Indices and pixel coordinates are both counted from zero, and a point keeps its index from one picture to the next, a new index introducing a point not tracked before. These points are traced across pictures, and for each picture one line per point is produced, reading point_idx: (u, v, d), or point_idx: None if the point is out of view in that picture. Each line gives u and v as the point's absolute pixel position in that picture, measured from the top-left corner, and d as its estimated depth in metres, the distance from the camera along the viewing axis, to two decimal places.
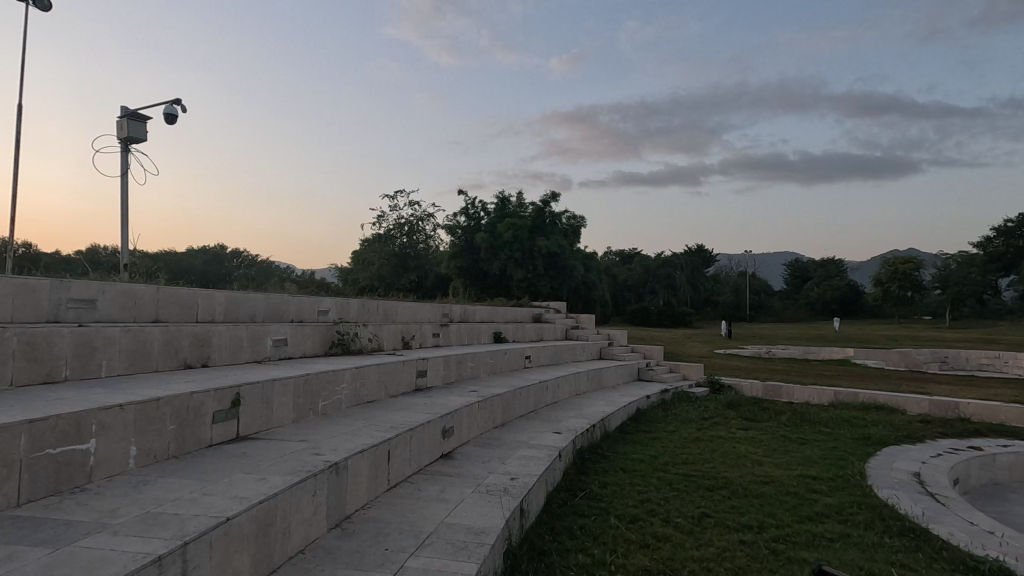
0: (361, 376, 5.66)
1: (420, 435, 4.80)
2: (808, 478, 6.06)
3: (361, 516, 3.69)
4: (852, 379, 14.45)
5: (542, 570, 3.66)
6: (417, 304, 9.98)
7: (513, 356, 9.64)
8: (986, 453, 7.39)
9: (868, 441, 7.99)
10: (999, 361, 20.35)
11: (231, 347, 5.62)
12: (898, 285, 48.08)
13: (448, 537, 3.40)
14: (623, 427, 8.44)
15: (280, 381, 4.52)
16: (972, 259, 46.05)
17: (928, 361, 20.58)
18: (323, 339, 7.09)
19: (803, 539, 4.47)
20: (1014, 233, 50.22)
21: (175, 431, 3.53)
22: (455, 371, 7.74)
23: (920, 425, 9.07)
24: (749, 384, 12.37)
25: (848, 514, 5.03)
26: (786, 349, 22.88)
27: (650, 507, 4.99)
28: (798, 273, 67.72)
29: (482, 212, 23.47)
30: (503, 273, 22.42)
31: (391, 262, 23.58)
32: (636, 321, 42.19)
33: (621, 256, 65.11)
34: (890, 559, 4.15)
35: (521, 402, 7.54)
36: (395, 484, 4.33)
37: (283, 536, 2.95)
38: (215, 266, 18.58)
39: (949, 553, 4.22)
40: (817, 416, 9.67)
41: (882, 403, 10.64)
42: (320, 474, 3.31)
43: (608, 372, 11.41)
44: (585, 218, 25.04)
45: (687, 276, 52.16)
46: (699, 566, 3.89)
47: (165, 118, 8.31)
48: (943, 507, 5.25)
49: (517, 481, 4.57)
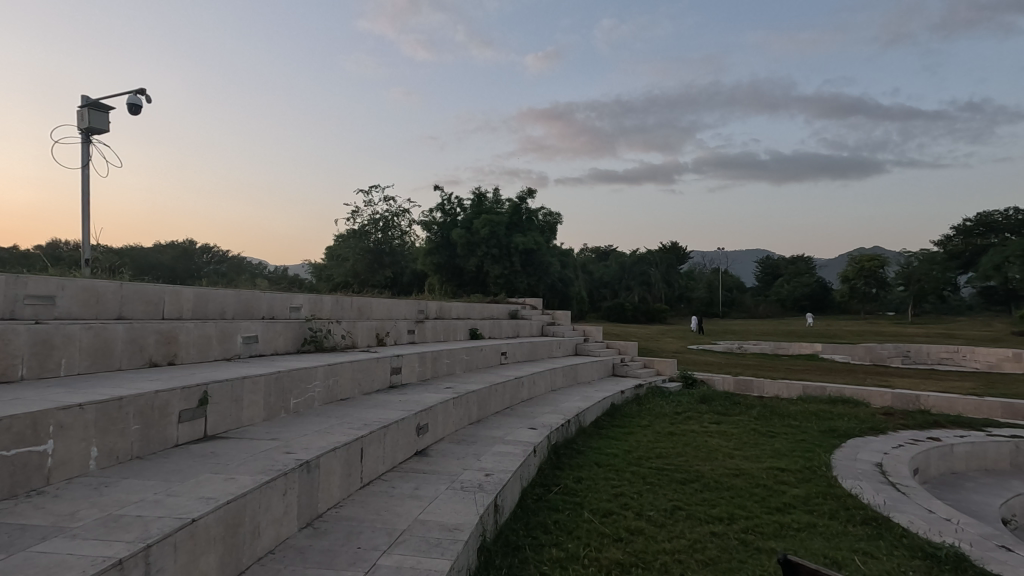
0: (334, 373, 5.59)
1: (394, 433, 4.77)
2: (776, 470, 6.21)
3: (333, 514, 3.64)
4: (820, 373, 14.85)
5: (516, 565, 3.68)
6: (392, 301, 9.90)
7: (488, 352, 9.63)
8: (944, 444, 7.67)
9: (834, 434, 8.23)
10: (958, 354, 21.23)
11: (199, 344, 5.49)
12: (863, 282, 49.70)
13: (422, 534, 3.38)
14: (598, 422, 8.52)
15: (251, 378, 4.43)
16: (933, 258, 47.77)
17: (891, 356, 21.36)
18: (295, 336, 6.97)
19: (771, 529, 4.58)
20: (972, 233, 52.39)
21: (138, 431, 3.43)
22: (430, 368, 7.69)
23: (884, 418, 9.38)
24: (721, 379, 12.61)
25: (814, 504, 5.18)
26: (757, 344, 23.42)
27: (624, 500, 5.05)
28: (769, 270, 69.38)
29: (459, 208, 23.39)
30: (480, 270, 22.39)
31: (366, 258, 23.30)
32: (612, 318, 42.73)
33: (597, 253, 65.54)
34: (854, 547, 4.28)
35: (496, 398, 7.54)
36: (369, 482, 4.29)
37: (252, 536, 2.90)
38: (183, 261, 18.09)
39: (908, 540, 4.38)
40: (786, 410, 9.91)
41: (847, 396, 10.97)
42: (291, 474, 3.26)
43: (584, 368, 11.50)
44: (562, 215, 25.13)
45: (662, 273, 52.90)
46: (671, 558, 3.95)
47: (128, 108, 8.04)
48: (903, 496, 5.45)
49: (491, 477, 4.58)
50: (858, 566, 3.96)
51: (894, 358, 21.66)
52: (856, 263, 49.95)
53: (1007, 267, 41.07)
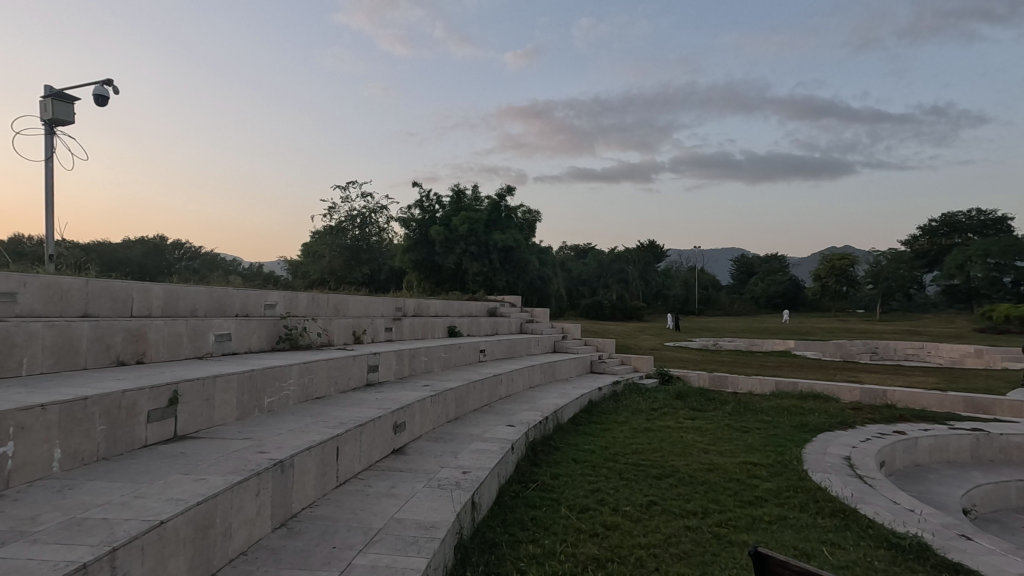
0: (310, 371, 5.52)
1: (371, 431, 4.73)
2: (749, 464, 6.34)
3: (308, 514, 3.60)
4: (792, 369, 15.22)
5: (492, 562, 3.68)
6: (369, 298, 9.80)
7: (467, 350, 9.62)
8: (909, 437, 7.92)
9: (805, 428, 8.43)
10: (923, 350, 21.99)
11: (169, 343, 5.36)
12: (834, 280, 51.05)
13: (398, 533, 3.36)
14: (576, 419, 8.58)
15: (223, 377, 4.34)
16: (900, 257, 49.23)
17: (860, 352, 21.99)
18: (269, 334, 6.86)
19: (744, 522, 4.67)
20: (937, 233, 54.18)
21: (104, 431, 3.34)
22: (408, 365, 7.65)
23: (852, 412, 9.65)
24: (696, 375, 12.82)
25: (785, 498, 5.30)
26: (732, 341, 23.86)
27: (600, 496, 5.09)
28: (744, 268, 70.74)
29: (437, 205, 23.29)
30: (459, 267, 22.35)
31: (343, 255, 23.02)
32: (591, 315, 43.15)
33: (575, 251, 65.92)
34: (822, 538, 4.40)
35: (474, 396, 7.54)
36: (344, 481, 4.25)
37: (223, 538, 2.84)
38: (154, 256, 17.64)
39: (874, 531, 4.51)
40: (759, 405, 10.12)
41: (818, 391, 11.26)
42: (264, 474, 3.21)
43: (562, 365, 11.56)
44: (541, 213, 25.16)
45: (640, 271, 53.51)
46: (646, 552, 4.01)
47: (95, 99, 7.80)
48: (869, 488, 5.61)
49: (469, 474, 4.58)
50: (826, 557, 4.06)
51: (862, 354, 22.32)
52: (828, 262, 51.24)
53: (970, 266, 42.70)
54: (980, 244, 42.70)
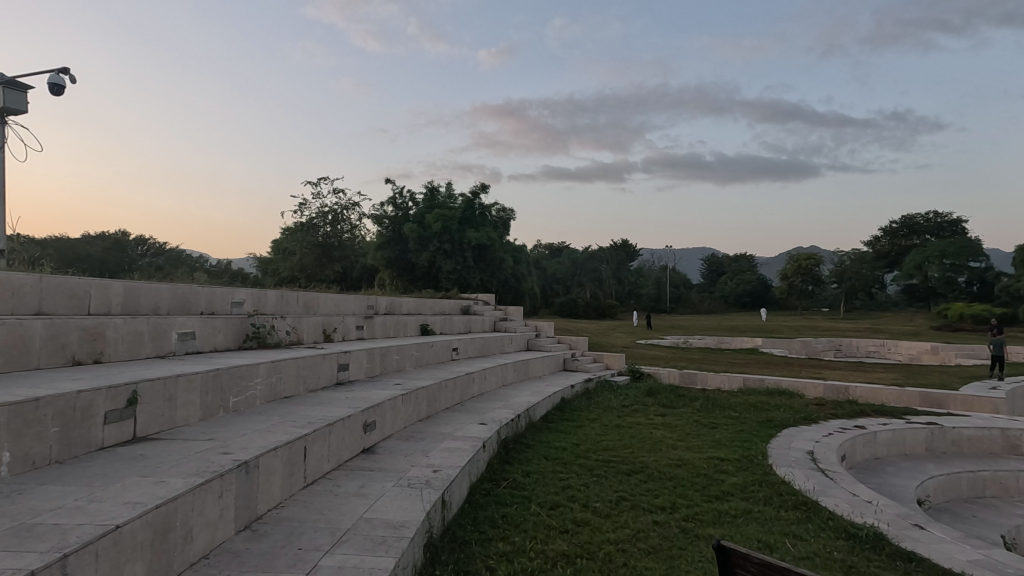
0: (277, 370, 5.41)
1: (340, 430, 4.67)
2: (716, 460, 6.47)
3: (274, 516, 3.53)
4: (759, 366, 15.61)
5: (462, 560, 3.68)
6: (340, 296, 9.66)
7: (440, 349, 9.57)
8: (868, 432, 8.20)
9: (770, 424, 8.64)
10: (884, 347, 22.81)
11: (129, 341, 5.20)
12: (800, 280, 52.58)
13: (366, 533, 3.33)
14: (548, 416, 8.63)
15: (186, 376, 4.22)
16: (863, 257, 50.91)
17: (823, 349, 22.66)
18: (236, 332, 6.70)
19: (710, 516, 4.77)
20: (898, 234, 56.15)
21: (57, 434, 3.21)
22: (379, 364, 7.57)
23: (815, 407, 9.96)
24: (666, 373, 13.04)
25: (750, 492, 5.42)
26: (702, 339, 24.35)
27: (571, 493, 5.13)
28: (714, 267, 72.16)
29: (410, 202, 23.14)
30: (432, 265, 22.22)
31: (313, 252, 22.63)
32: (565, 314, 43.46)
33: (549, 250, 66.25)
34: (785, 531, 4.52)
35: (447, 394, 7.52)
36: (312, 481, 4.18)
37: (184, 542, 2.77)
38: (115, 252, 17.03)
39: (834, 522, 4.66)
40: (727, 402, 10.34)
41: (783, 388, 11.57)
42: (228, 474, 3.15)
43: (535, 363, 11.59)
44: (515, 211, 25.19)
45: (613, 270, 54.04)
46: (614, 548, 4.06)
47: (50, 88, 7.49)
48: (830, 481, 5.79)
49: (439, 473, 4.56)
50: (788, 548, 4.18)
51: (827, 352, 23.03)
52: (795, 262, 52.74)
53: (928, 266, 44.32)
54: (937, 245, 44.58)
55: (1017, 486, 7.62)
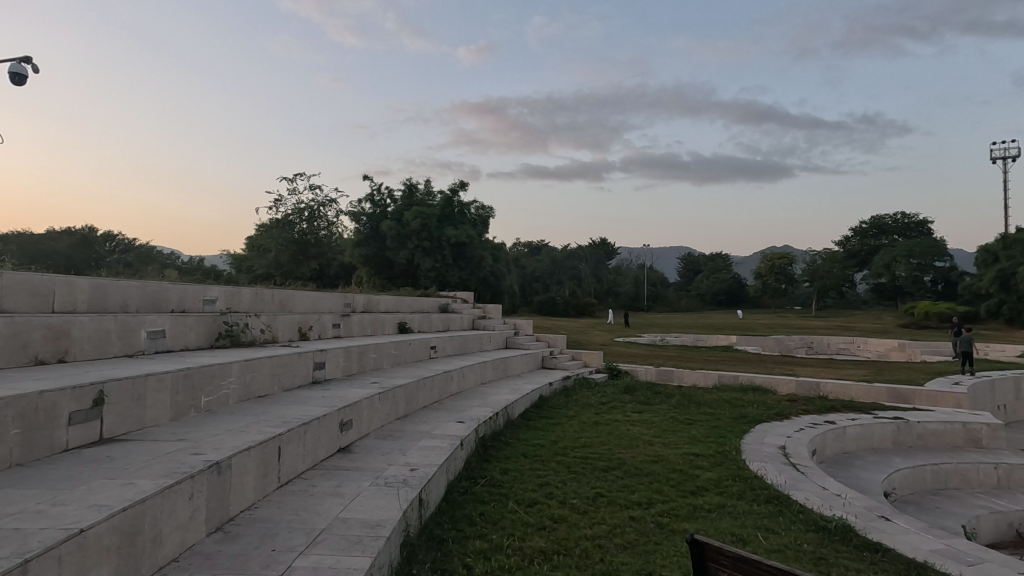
0: (251, 369, 5.31)
1: (315, 430, 4.61)
2: (692, 455, 6.57)
3: (247, 517, 3.47)
4: (734, 363, 15.90)
5: (439, 558, 3.67)
6: (317, 294, 9.54)
7: (418, 347, 9.52)
8: (838, 426, 8.41)
9: (744, 420, 8.81)
10: (853, 345, 23.45)
11: (96, 340, 5.06)
12: (774, 279, 53.74)
13: (342, 532, 3.30)
14: (527, 414, 8.66)
15: (156, 376, 4.12)
16: (834, 256, 52.20)
17: (796, 347, 23.21)
18: (208, 330, 6.56)
19: (685, 511, 4.84)
20: (868, 234, 57.72)
21: (19, 436, 3.11)
22: (356, 363, 7.50)
23: (788, 403, 10.19)
24: (644, 370, 13.18)
25: (724, 486, 5.52)
26: (679, 336, 24.71)
27: (549, 490, 5.15)
28: (690, 266, 73.21)
29: (389, 199, 22.99)
30: (411, 263, 22.10)
31: (289, 249, 22.31)
32: (544, 312, 43.68)
33: (529, 248, 66.48)
34: (758, 524, 4.62)
35: (424, 392, 7.48)
36: (287, 482, 4.12)
37: (153, 544, 2.70)
38: (82, 249, 16.54)
39: (805, 515, 4.77)
40: (703, 398, 10.50)
41: (757, 384, 11.81)
42: (199, 475, 3.08)
43: (513, 361, 11.61)
44: (494, 209, 25.18)
45: (592, 268, 54.41)
46: (591, 544, 4.09)
47: (11, 78, 7.22)
48: (802, 475, 5.93)
49: (416, 472, 4.53)
50: (760, 541, 4.27)
51: (799, 349, 23.59)
52: (768, 261, 53.85)
53: (896, 265, 45.64)
54: (904, 244, 46.01)
55: (976, 477, 7.92)
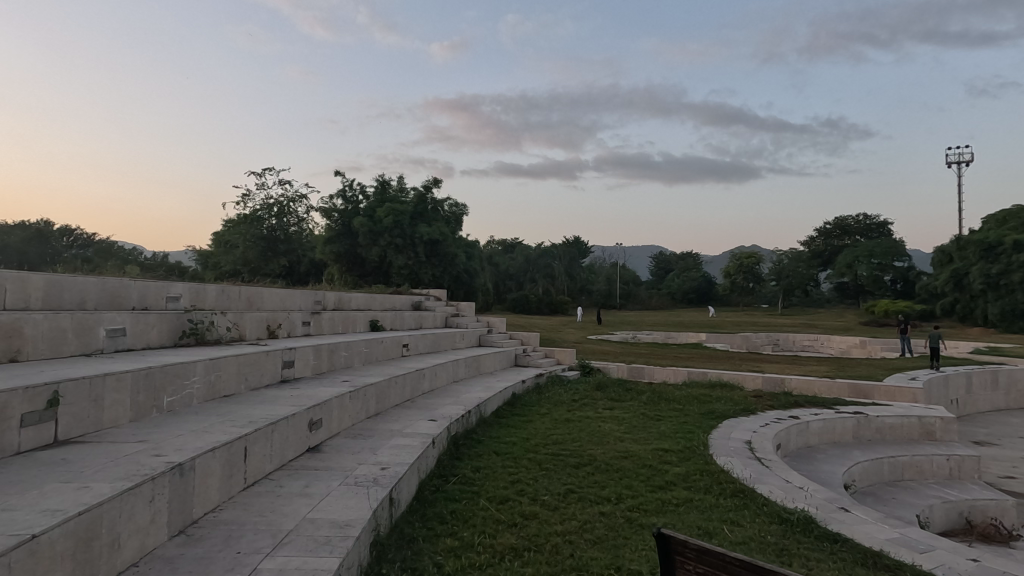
0: (216, 368, 5.18)
1: (283, 429, 4.52)
2: (661, 451, 6.68)
3: (211, 520, 3.39)
4: (703, 360, 16.25)
5: (409, 557, 3.65)
6: (286, 291, 9.36)
7: (389, 345, 9.44)
8: (802, 421, 8.66)
9: (712, 416, 8.99)
10: (817, 341, 24.22)
11: (51, 339, 4.88)
12: (742, 278, 55.06)
13: (309, 533, 3.25)
14: (499, 411, 8.67)
15: (115, 375, 3.99)
16: (800, 256, 53.75)
17: (762, 344, 23.83)
18: (171, 328, 6.37)
19: (653, 506, 4.93)
20: (832, 235, 59.56)
21: None
22: (326, 361, 7.39)
23: (754, 399, 10.45)
24: (615, 367, 13.34)
25: (692, 481, 5.64)
26: (651, 334, 25.08)
27: (521, 487, 5.19)
28: (661, 265, 74.42)
29: (361, 195, 22.72)
30: (383, 260, 21.90)
31: (258, 245, 21.82)
32: (518, 309, 43.79)
33: (503, 246, 66.54)
34: (723, 517, 4.73)
35: (396, 391, 7.43)
36: (253, 483, 4.04)
37: (111, 549, 2.62)
38: (37, 243, 15.89)
39: (769, 508, 4.90)
40: (672, 394, 10.71)
41: (724, 380, 12.08)
42: (160, 478, 3.00)
43: (486, 358, 11.62)
44: (468, 206, 25.13)
45: (565, 266, 54.62)
46: (562, 540, 4.13)
47: None
48: (766, 469, 6.09)
49: (387, 471, 4.50)
50: (725, 534, 4.38)
51: (765, 346, 24.21)
52: (737, 259, 55.14)
53: (858, 265, 47.24)
54: (865, 245, 47.61)
55: (930, 469, 8.27)
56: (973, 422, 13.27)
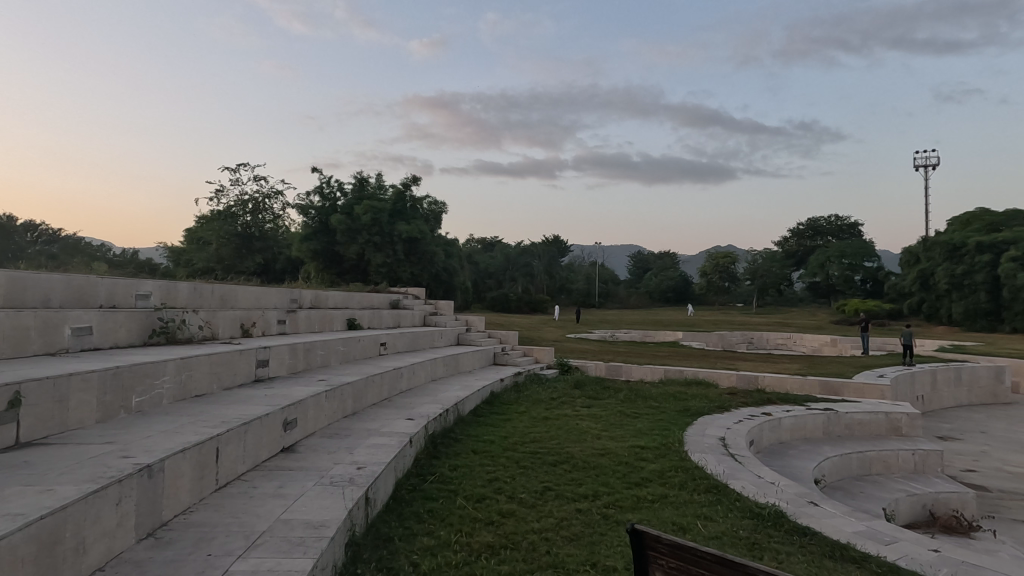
0: (187, 367, 5.07)
1: (257, 429, 4.46)
2: (638, 448, 6.76)
3: (181, 522, 3.32)
4: (680, 358, 16.51)
5: (385, 557, 3.63)
6: (261, 289, 9.22)
7: (367, 344, 9.36)
8: (774, 418, 8.84)
9: (688, 413, 9.13)
10: (789, 340, 24.79)
11: (13, 338, 4.72)
12: (718, 277, 56.01)
13: (283, 534, 3.21)
14: (477, 410, 8.67)
15: (81, 374, 3.88)
16: (774, 256, 54.92)
17: (737, 342, 24.29)
18: (140, 327, 6.22)
19: (629, 502, 4.98)
20: (805, 236, 60.95)
21: None
22: (302, 360, 7.29)
23: (729, 396, 10.65)
24: (593, 365, 13.44)
25: (667, 477, 5.72)
26: (629, 332, 25.38)
27: (498, 485, 5.20)
28: (640, 264, 75.29)
29: (339, 192, 22.49)
30: (361, 258, 21.71)
31: (232, 242, 21.40)
32: (497, 308, 43.84)
33: (483, 244, 66.53)
34: (698, 513, 4.81)
35: (374, 390, 7.37)
36: (225, 484, 3.97)
37: (76, 553, 2.55)
38: (0, 239, 15.40)
39: (741, 503, 4.99)
40: (649, 392, 10.85)
41: (700, 378, 12.26)
42: (127, 480, 2.92)
43: (465, 357, 11.60)
44: (447, 205, 25.08)
45: (545, 265, 54.76)
46: (539, 537, 4.15)
47: None
48: (739, 465, 6.22)
49: (364, 470, 4.47)
50: (699, 529, 4.45)
51: (739, 344, 24.66)
52: (713, 259, 56.05)
53: (829, 265, 48.41)
54: (837, 245, 48.79)
55: (897, 463, 8.52)
56: (937, 418, 13.73)
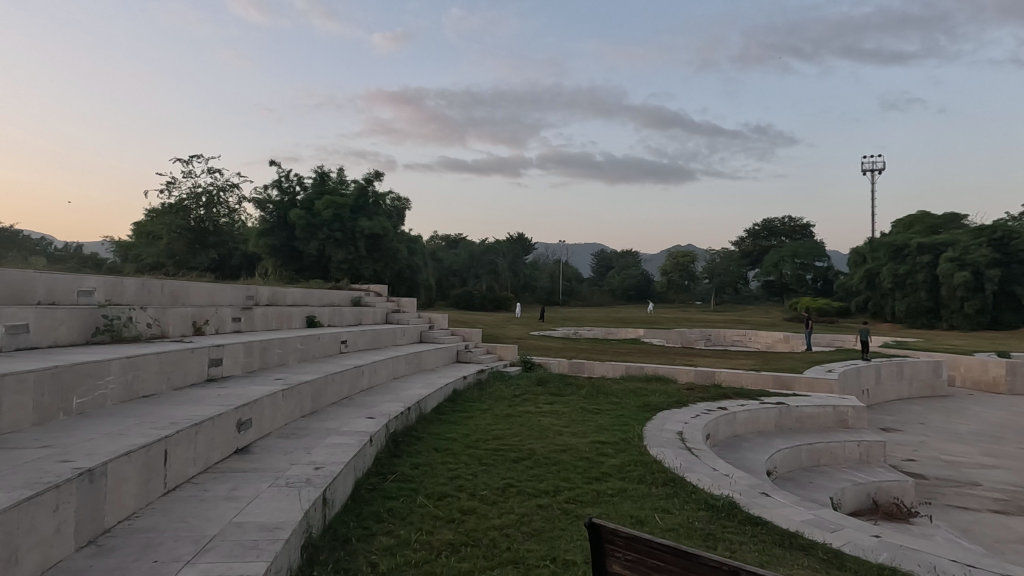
0: (134, 367, 4.86)
1: (208, 430, 4.30)
2: (598, 443, 6.85)
3: (125, 528, 3.18)
4: (641, 355, 16.84)
5: (343, 557, 3.57)
6: (214, 286, 8.90)
7: (327, 342, 9.16)
8: (729, 412, 9.11)
9: (647, 408, 9.32)
10: (745, 337, 25.61)
11: None
12: (678, 275, 57.29)
13: (235, 538, 3.12)
14: (439, 408, 8.60)
15: (16, 375, 3.66)
16: (731, 255, 56.54)
17: (695, 339, 24.89)
18: (83, 325, 5.92)
19: (589, 497, 5.05)
20: (760, 236, 63.04)
21: None
22: (258, 359, 7.08)
23: (687, 392, 10.93)
24: (556, 362, 13.55)
25: (626, 471, 5.83)
26: (591, 330, 25.72)
27: (460, 482, 5.18)
28: (603, 263, 76.37)
29: (298, 186, 21.96)
30: (321, 254, 21.23)
31: (184, 237, 20.59)
32: (460, 306, 43.64)
33: (447, 242, 66.13)
34: (655, 506, 4.92)
35: (333, 388, 7.22)
36: (174, 487, 3.82)
37: (8, 563, 2.41)
38: None
39: (697, 495, 5.13)
40: (610, 388, 11.01)
41: (660, 374, 12.53)
42: (66, 485, 2.78)
43: (428, 355, 11.50)
44: (410, 201, 24.83)
45: (509, 262, 54.81)
46: (499, 533, 4.16)
47: None
48: (696, 458, 6.38)
49: (321, 471, 4.38)
50: (657, 522, 4.55)
51: (698, 341, 25.29)
52: (673, 258, 57.24)
53: (783, 264, 50.18)
54: (790, 245, 50.62)
55: (843, 454, 8.92)
56: (881, 410, 14.45)
